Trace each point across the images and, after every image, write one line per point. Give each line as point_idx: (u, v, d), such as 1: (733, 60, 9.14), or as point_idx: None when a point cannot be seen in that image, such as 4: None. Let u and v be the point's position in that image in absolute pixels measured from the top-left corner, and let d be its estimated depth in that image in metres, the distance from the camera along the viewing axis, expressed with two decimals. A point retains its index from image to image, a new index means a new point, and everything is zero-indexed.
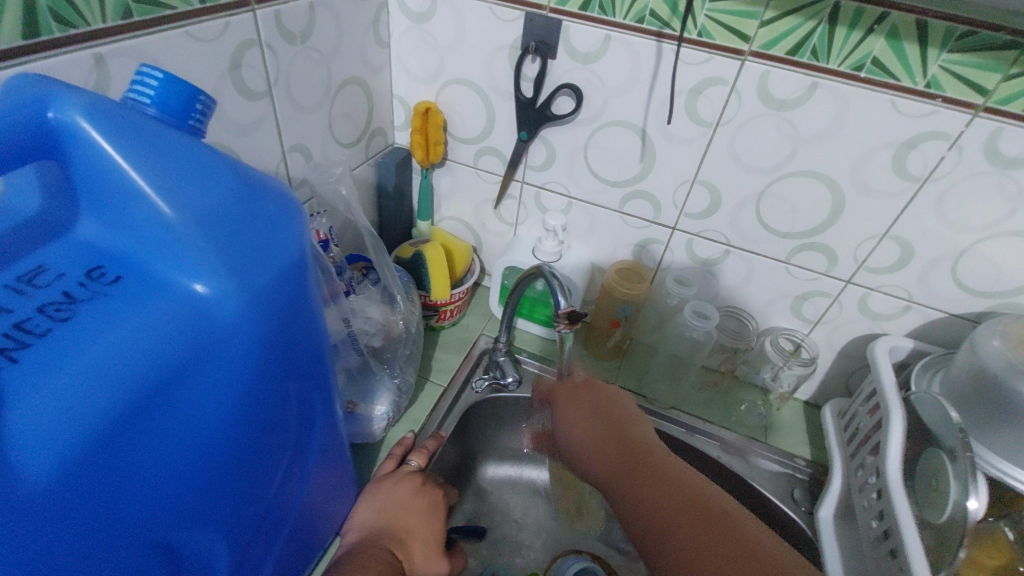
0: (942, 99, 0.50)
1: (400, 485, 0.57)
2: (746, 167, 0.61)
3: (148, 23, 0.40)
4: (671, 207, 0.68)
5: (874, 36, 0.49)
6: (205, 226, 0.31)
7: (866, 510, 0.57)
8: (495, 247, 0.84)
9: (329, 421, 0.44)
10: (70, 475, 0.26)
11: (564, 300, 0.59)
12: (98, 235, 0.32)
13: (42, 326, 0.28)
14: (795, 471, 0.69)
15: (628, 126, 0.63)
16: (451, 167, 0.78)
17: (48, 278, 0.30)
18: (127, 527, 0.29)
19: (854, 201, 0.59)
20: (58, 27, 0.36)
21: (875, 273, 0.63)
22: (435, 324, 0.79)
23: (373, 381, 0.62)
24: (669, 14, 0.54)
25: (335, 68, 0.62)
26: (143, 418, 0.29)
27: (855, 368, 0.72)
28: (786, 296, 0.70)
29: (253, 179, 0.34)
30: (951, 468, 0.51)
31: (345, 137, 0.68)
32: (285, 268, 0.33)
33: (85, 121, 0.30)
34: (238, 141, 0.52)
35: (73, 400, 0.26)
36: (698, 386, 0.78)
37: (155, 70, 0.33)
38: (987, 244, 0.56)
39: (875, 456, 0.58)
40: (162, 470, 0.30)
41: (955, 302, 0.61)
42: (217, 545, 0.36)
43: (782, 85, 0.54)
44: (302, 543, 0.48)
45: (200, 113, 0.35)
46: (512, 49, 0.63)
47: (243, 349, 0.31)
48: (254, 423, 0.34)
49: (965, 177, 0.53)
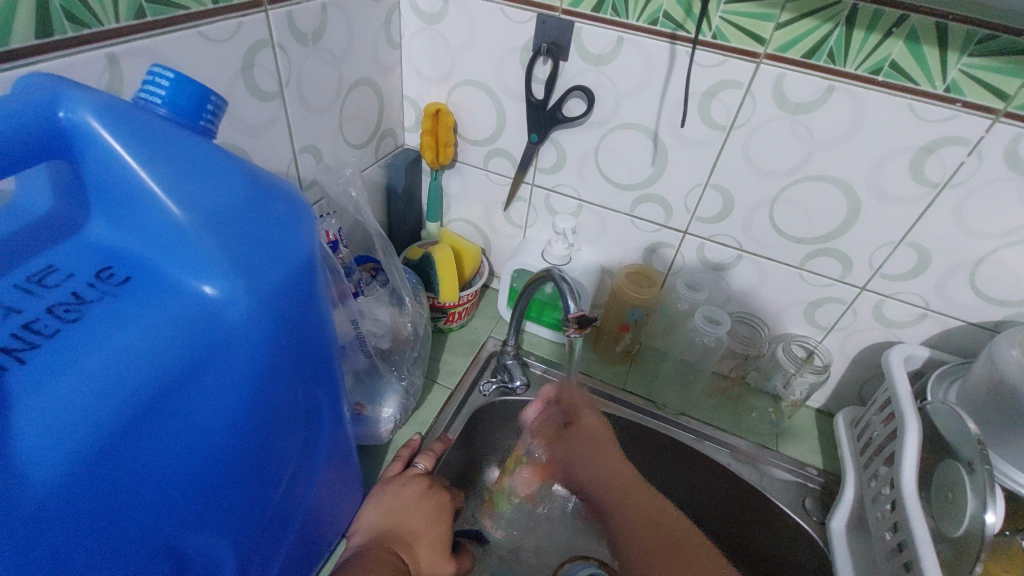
0: (962, 104, 0.49)
1: (407, 488, 0.57)
2: (760, 170, 0.60)
3: (160, 24, 0.41)
4: (682, 211, 0.67)
5: (892, 39, 0.48)
6: (216, 227, 0.30)
7: (879, 522, 0.55)
8: (504, 249, 0.84)
9: (337, 422, 0.44)
10: (79, 477, 0.26)
11: (574, 303, 0.58)
12: (108, 236, 0.32)
13: (51, 326, 0.28)
14: (806, 479, 0.68)
15: (639, 129, 0.63)
16: (461, 169, 0.78)
17: (57, 278, 0.30)
18: (133, 531, 0.29)
19: (871, 207, 0.58)
20: (72, 27, 0.36)
21: (891, 280, 0.62)
22: (443, 325, 0.78)
23: (380, 383, 0.61)
24: (683, 16, 0.54)
25: (346, 69, 0.62)
26: (150, 422, 0.28)
27: (868, 377, 0.71)
28: (799, 302, 0.69)
29: (264, 180, 0.34)
30: (969, 481, 0.49)
31: (356, 138, 0.68)
32: (296, 269, 0.33)
33: (95, 121, 0.30)
34: (249, 142, 0.52)
35: (80, 404, 0.26)
36: (708, 392, 0.77)
37: (167, 70, 0.33)
38: (1006, 252, 0.55)
39: (889, 466, 0.57)
40: (168, 472, 0.30)
41: (973, 311, 0.60)
42: (224, 548, 0.36)
43: (796, 87, 0.54)
44: (308, 544, 0.48)
45: (212, 114, 0.35)
46: (523, 50, 0.63)
47: (251, 351, 0.31)
48: (261, 425, 0.33)
49: (985, 184, 0.52)
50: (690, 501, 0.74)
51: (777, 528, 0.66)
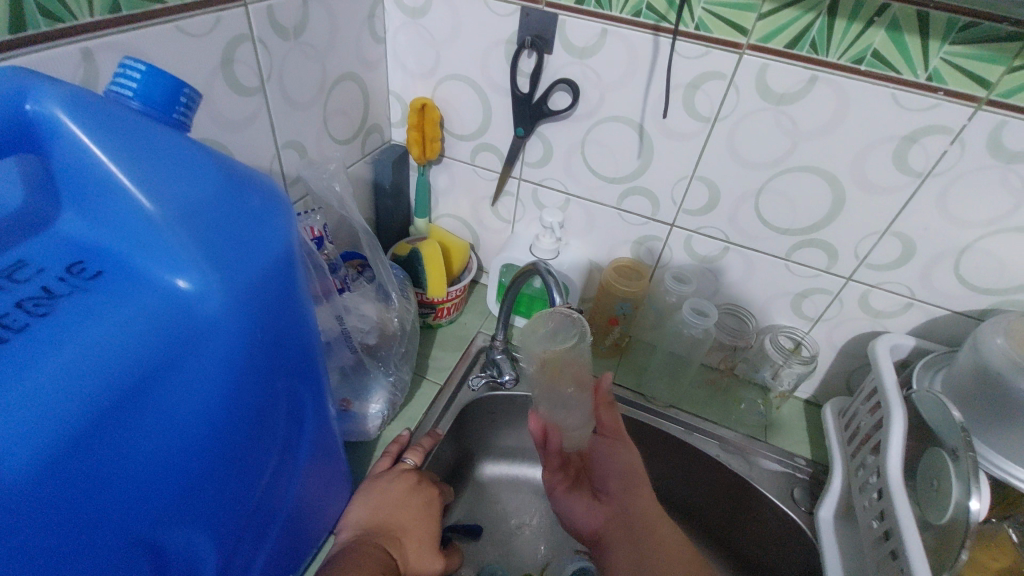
0: (944, 93, 0.49)
1: (395, 483, 0.57)
2: (745, 162, 0.60)
3: (137, 18, 0.40)
4: (669, 204, 0.67)
5: (874, 28, 0.48)
6: (190, 220, 0.30)
7: (866, 510, 0.56)
8: (492, 244, 0.84)
9: (320, 417, 0.44)
10: (51, 472, 0.26)
11: (560, 297, 0.58)
12: (80, 229, 0.31)
13: (21, 321, 0.27)
14: (795, 470, 0.68)
15: (624, 121, 0.63)
16: (448, 164, 0.78)
17: (28, 273, 0.29)
18: (109, 528, 0.29)
19: (856, 197, 0.58)
20: (45, 21, 0.35)
21: (877, 270, 0.62)
22: (432, 321, 0.78)
23: (367, 379, 0.61)
24: (666, 7, 0.54)
25: (329, 64, 0.61)
26: (124, 418, 0.28)
27: (855, 367, 0.72)
28: (786, 293, 0.69)
29: (240, 174, 0.34)
30: (953, 469, 0.50)
31: (341, 134, 0.67)
32: (273, 263, 0.33)
33: (62, 113, 0.29)
34: (231, 139, 0.52)
35: (50, 401, 0.26)
36: (698, 383, 0.78)
37: (138, 62, 0.33)
38: (990, 240, 0.55)
39: (875, 455, 0.57)
40: (145, 467, 0.30)
41: (958, 300, 0.60)
42: (204, 545, 0.36)
43: (779, 78, 0.54)
44: (293, 541, 0.48)
45: (185, 106, 0.35)
46: (508, 44, 0.63)
47: (228, 345, 0.31)
48: (240, 419, 0.33)
49: (967, 172, 0.52)
50: (683, 493, 0.73)
51: (765, 519, 0.66)
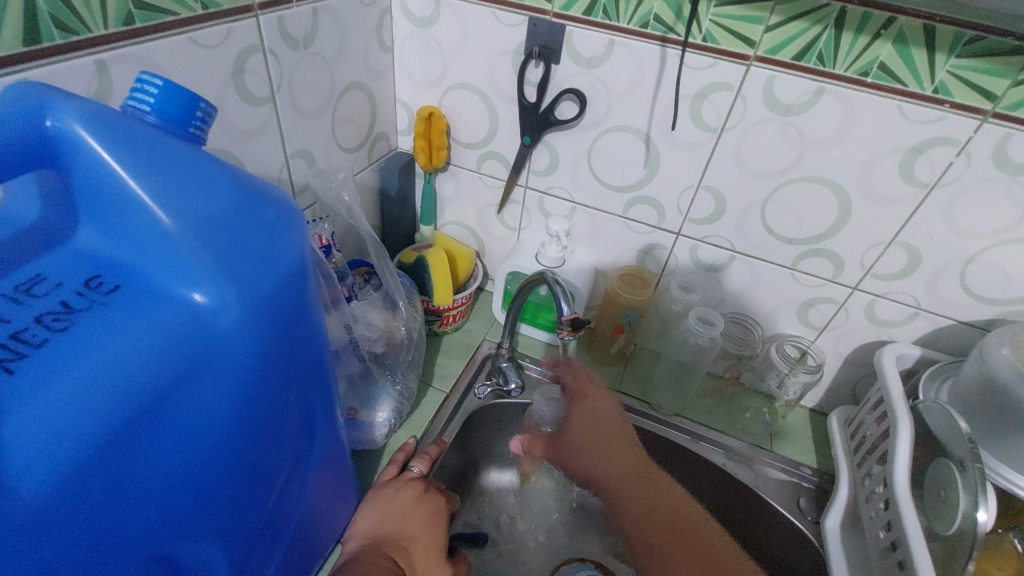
0: (951, 105, 0.49)
1: (401, 492, 0.57)
2: (752, 172, 0.61)
3: (149, 30, 0.40)
4: (675, 213, 0.68)
5: (880, 41, 0.48)
6: (206, 234, 0.30)
7: (872, 520, 0.56)
8: (498, 252, 0.84)
9: (330, 426, 0.44)
10: (70, 488, 0.26)
11: (567, 306, 0.57)
12: (98, 244, 0.32)
13: (40, 336, 0.28)
14: (801, 479, 0.68)
15: (631, 130, 0.63)
16: (454, 172, 0.78)
17: (46, 287, 0.30)
18: (126, 540, 0.29)
19: (862, 207, 0.58)
20: (60, 33, 0.35)
21: (882, 280, 0.63)
22: (438, 329, 0.78)
23: (374, 388, 0.61)
24: (674, 19, 0.54)
25: (338, 74, 0.61)
26: (141, 433, 0.28)
27: (860, 376, 0.72)
28: (792, 302, 0.69)
29: (254, 187, 0.34)
30: (961, 479, 0.50)
31: (348, 142, 0.68)
32: (286, 276, 0.33)
33: (81, 127, 0.29)
34: (241, 148, 0.52)
35: (67, 416, 0.26)
36: (703, 393, 0.77)
37: (155, 76, 0.33)
38: (996, 251, 0.55)
39: (881, 465, 0.57)
40: (161, 480, 0.30)
41: (963, 310, 0.61)
42: (216, 556, 0.36)
43: (786, 90, 0.54)
44: (302, 550, 0.47)
45: (201, 120, 0.35)
46: (515, 54, 0.63)
47: (243, 358, 0.31)
48: (254, 431, 0.33)
49: (973, 184, 0.52)
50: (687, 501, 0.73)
51: (771, 528, 0.66)
